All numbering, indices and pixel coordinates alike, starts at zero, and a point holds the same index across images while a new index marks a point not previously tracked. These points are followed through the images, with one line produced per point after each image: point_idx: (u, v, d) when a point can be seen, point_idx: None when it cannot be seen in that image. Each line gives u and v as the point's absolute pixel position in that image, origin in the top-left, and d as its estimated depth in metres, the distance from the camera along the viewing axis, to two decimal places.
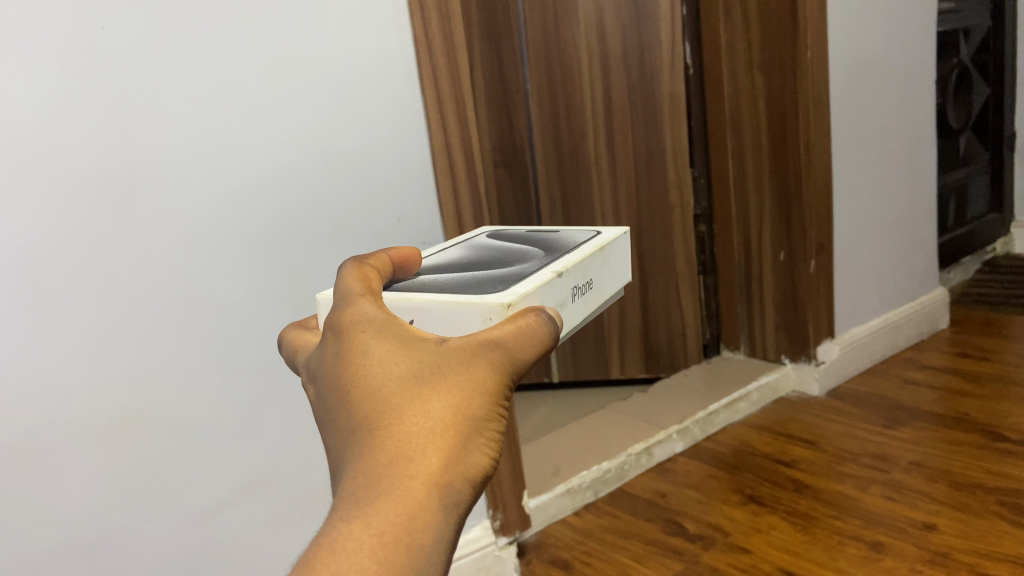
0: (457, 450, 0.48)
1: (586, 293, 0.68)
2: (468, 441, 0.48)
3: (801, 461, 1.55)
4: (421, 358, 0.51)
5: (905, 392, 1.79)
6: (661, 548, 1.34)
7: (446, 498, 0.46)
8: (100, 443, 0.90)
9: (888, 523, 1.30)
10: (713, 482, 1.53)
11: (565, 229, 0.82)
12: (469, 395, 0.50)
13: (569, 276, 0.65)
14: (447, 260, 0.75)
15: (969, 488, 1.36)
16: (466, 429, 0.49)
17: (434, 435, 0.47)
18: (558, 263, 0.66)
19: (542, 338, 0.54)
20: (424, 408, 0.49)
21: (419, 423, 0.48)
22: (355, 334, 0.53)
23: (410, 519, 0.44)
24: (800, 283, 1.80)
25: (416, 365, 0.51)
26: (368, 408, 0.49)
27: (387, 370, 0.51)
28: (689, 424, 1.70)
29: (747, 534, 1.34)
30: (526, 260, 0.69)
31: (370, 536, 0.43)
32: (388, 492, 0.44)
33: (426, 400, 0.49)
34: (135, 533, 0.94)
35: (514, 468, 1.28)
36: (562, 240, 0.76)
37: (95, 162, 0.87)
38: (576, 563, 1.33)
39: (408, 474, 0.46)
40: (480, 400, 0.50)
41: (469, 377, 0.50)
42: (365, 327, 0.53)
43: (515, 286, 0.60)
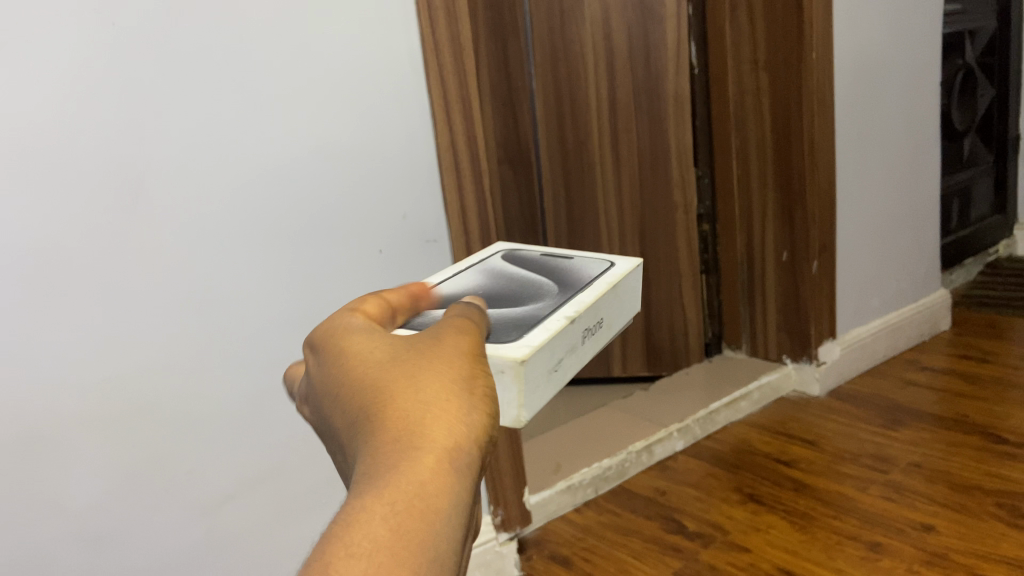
0: (457, 418, 0.48)
1: (595, 332, 0.71)
2: (467, 409, 0.49)
3: (801, 460, 1.56)
4: (405, 352, 0.52)
5: (906, 393, 1.80)
6: (660, 546, 1.35)
7: (453, 463, 0.46)
8: (108, 435, 0.91)
9: (886, 523, 1.30)
10: (713, 480, 1.54)
11: (578, 257, 0.83)
12: (457, 372, 0.51)
13: (581, 320, 0.67)
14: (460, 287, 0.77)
15: (968, 490, 1.37)
16: (458, 398, 0.49)
17: (429, 407, 0.48)
18: (570, 305, 0.68)
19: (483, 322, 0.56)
20: (415, 387, 0.49)
21: (412, 399, 0.48)
22: (345, 349, 0.55)
23: (427, 490, 0.44)
24: (801, 282, 1.81)
25: (403, 356, 0.52)
26: (361, 400, 0.50)
27: (375, 367, 0.52)
28: (690, 422, 1.71)
29: (746, 533, 1.35)
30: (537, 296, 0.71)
31: (384, 501, 0.43)
32: (400, 466, 0.44)
33: (419, 378, 0.50)
34: (139, 526, 0.95)
35: (514, 464, 1.29)
36: (577, 272, 0.77)
37: (105, 157, 0.87)
38: (576, 559, 1.34)
39: (415, 448, 0.46)
40: (471, 374, 0.52)
41: (455, 358, 0.52)
42: (354, 343, 0.55)
43: (529, 334, 0.63)
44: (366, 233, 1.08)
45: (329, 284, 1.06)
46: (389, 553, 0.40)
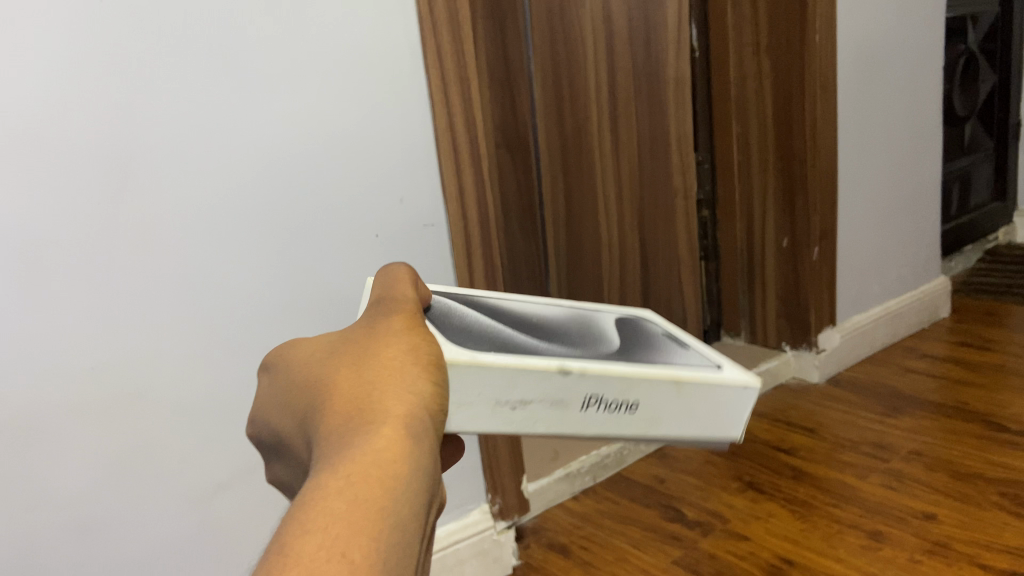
0: (404, 391, 0.42)
1: (614, 414, 0.54)
2: (413, 381, 0.43)
3: (800, 448, 1.55)
4: (348, 331, 0.48)
5: (905, 380, 1.79)
6: (659, 534, 1.34)
7: (404, 419, 0.40)
8: (98, 423, 0.89)
9: (888, 512, 1.30)
10: (711, 468, 1.53)
11: (699, 351, 0.62)
12: (399, 345, 0.45)
13: (581, 380, 0.52)
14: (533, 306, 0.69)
15: (970, 478, 1.36)
16: (403, 359, 0.44)
17: (375, 370, 0.43)
18: (583, 362, 0.53)
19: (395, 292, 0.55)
20: (359, 357, 0.44)
21: (357, 368, 0.43)
22: (288, 349, 0.50)
23: (381, 445, 0.38)
24: (802, 269, 1.80)
25: (339, 352, 0.46)
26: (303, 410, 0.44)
27: (319, 353, 0.47)
28: None
29: (746, 521, 1.34)
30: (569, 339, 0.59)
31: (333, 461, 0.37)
32: (345, 448, 0.37)
33: (359, 361, 0.44)
34: (131, 515, 0.93)
35: (512, 451, 1.28)
36: (659, 353, 0.60)
37: (93, 136, 0.85)
38: (574, 547, 1.33)
39: (362, 420, 0.40)
40: (412, 346, 0.45)
41: (394, 333, 0.46)
42: (297, 342, 0.51)
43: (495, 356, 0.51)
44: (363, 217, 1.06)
45: (325, 269, 1.04)
46: (338, 506, 0.34)
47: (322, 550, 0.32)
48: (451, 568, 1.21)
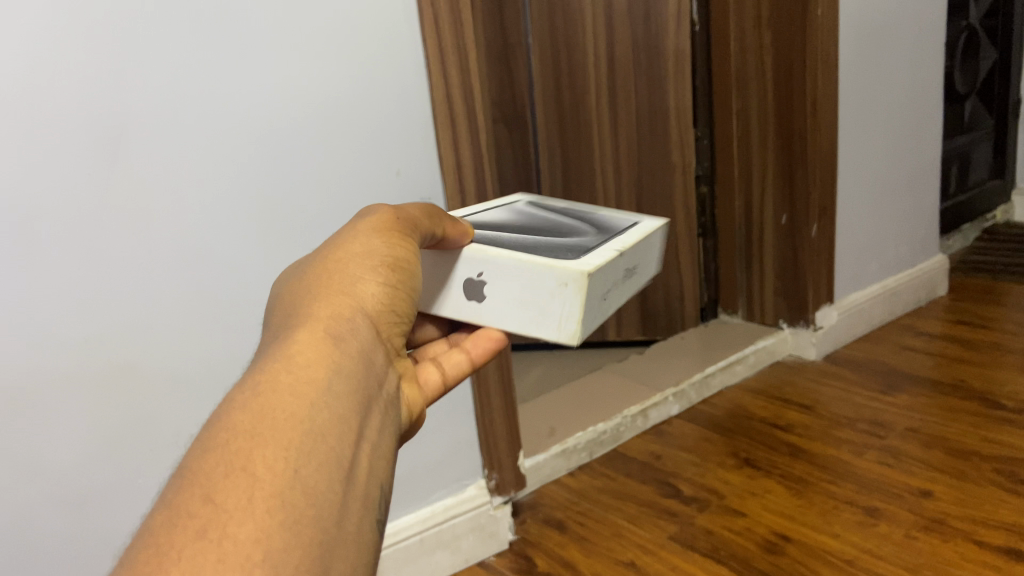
0: (347, 298, 0.61)
1: (629, 276, 0.81)
2: (354, 288, 0.62)
3: (796, 425, 1.55)
4: (321, 277, 0.62)
5: (902, 358, 1.79)
6: (655, 510, 1.34)
7: (332, 369, 0.55)
8: (91, 396, 0.88)
9: (883, 488, 1.30)
10: (708, 445, 1.53)
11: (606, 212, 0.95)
12: (350, 254, 0.63)
13: (625, 258, 0.78)
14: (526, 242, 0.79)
15: (966, 455, 1.36)
16: (346, 318, 0.59)
17: (324, 324, 0.58)
18: (617, 244, 0.79)
19: (383, 222, 0.66)
20: (320, 309, 0.59)
21: (313, 318, 0.58)
22: (284, 286, 0.66)
23: (305, 386, 0.52)
24: (800, 246, 1.79)
25: (311, 260, 0.65)
26: (278, 300, 0.64)
27: (300, 292, 0.62)
28: (686, 386, 1.69)
29: (741, 497, 1.34)
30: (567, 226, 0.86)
31: (268, 391, 0.51)
32: (277, 382, 0.52)
33: (319, 269, 0.63)
34: (125, 491, 0.93)
35: (509, 427, 1.27)
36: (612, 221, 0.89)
37: (83, 104, 0.83)
38: (571, 523, 1.33)
39: (301, 358, 0.54)
40: (361, 252, 0.63)
41: (344, 274, 0.62)
42: (290, 279, 0.66)
43: (588, 257, 0.74)
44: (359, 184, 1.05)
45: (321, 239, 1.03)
46: (256, 428, 0.48)
47: (233, 458, 0.46)
48: (448, 543, 1.21)
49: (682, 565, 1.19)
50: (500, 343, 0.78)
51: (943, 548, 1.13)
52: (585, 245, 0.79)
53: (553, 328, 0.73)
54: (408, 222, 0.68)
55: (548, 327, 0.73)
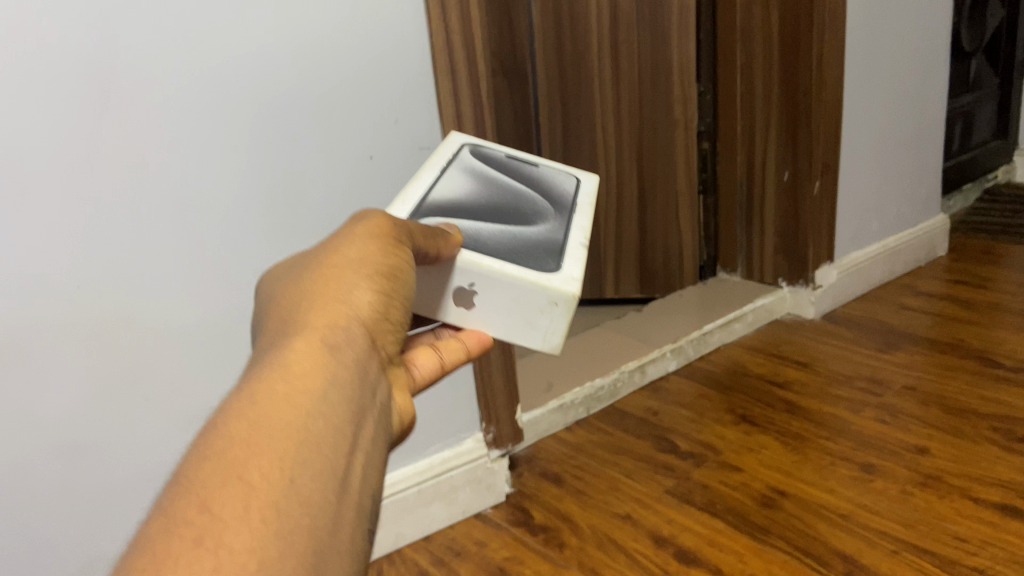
0: (342, 305, 0.55)
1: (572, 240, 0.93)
2: (351, 293, 0.56)
3: (794, 382, 1.55)
4: (308, 284, 0.57)
5: (901, 317, 1.78)
6: (651, 464, 1.34)
7: (324, 378, 0.49)
8: (85, 344, 0.87)
9: (880, 445, 1.30)
10: (705, 401, 1.53)
11: (542, 166, 0.95)
12: (346, 259, 0.57)
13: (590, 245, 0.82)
14: (496, 236, 0.77)
15: (963, 413, 1.36)
16: (339, 328, 0.53)
17: (315, 331, 0.52)
18: (582, 231, 0.82)
19: (376, 227, 0.61)
20: (308, 315, 0.53)
21: (303, 325, 0.52)
22: (265, 295, 0.60)
23: (296, 399, 0.46)
24: (802, 203, 1.77)
25: (304, 265, 0.59)
26: (268, 307, 0.57)
27: (285, 301, 0.56)
28: (683, 343, 1.68)
29: (738, 453, 1.34)
30: (530, 207, 0.84)
31: (255, 401, 0.45)
32: (263, 394, 0.46)
33: (313, 275, 0.57)
34: (118, 441, 0.92)
35: (506, 381, 1.27)
36: (561, 191, 0.91)
37: (69, 44, 0.80)
38: (568, 477, 1.33)
39: (290, 368, 0.48)
40: (358, 256, 0.58)
41: (334, 274, 0.57)
42: (271, 288, 0.60)
43: (567, 267, 0.75)
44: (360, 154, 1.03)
45: (318, 217, 1.02)
46: (242, 443, 0.42)
47: (214, 476, 0.40)
48: (445, 496, 1.21)
49: (678, 518, 1.19)
50: (480, 347, 0.75)
51: (940, 504, 1.14)
52: (556, 244, 0.78)
53: (528, 335, 0.75)
54: (403, 229, 0.62)
55: (522, 334, 0.75)
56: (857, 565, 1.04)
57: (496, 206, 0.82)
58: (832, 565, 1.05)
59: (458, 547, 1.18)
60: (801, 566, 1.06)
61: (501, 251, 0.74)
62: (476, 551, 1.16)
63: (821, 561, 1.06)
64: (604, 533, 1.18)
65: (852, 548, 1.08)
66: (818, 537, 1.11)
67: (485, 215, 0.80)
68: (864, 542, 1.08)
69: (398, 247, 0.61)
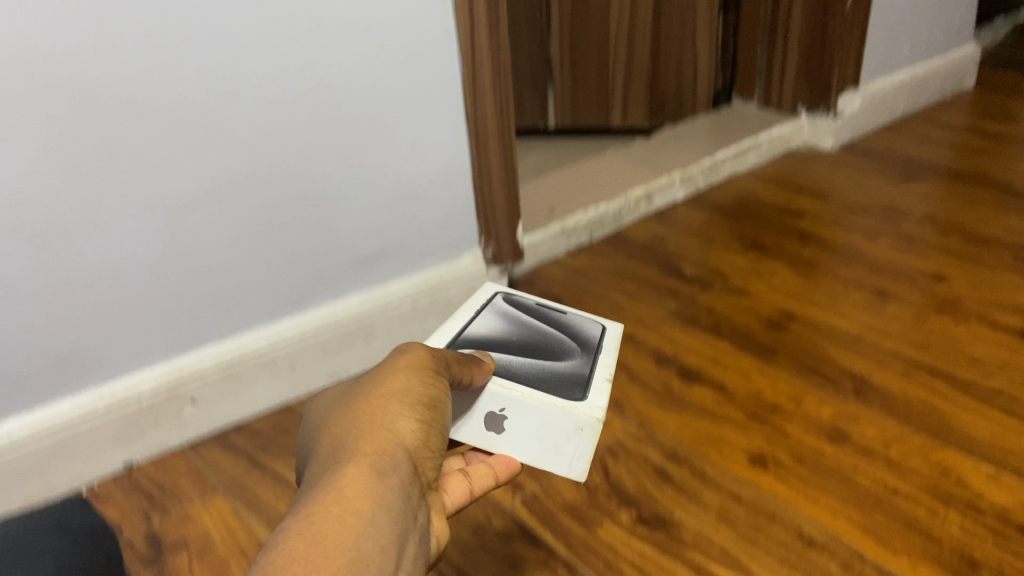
0: (387, 435, 0.51)
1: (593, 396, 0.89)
2: (397, 423, 0.52)
3: (807, 211, 1.48)
4: (351, 409, 0.54)
5: (921, 149, 1.69)
6: (656, 288, 1.29)
7: (376, 505, 0.46)
8: (32, 115, 0.75)
9: (895, 272, 1.26)
10: (714, 229, 1.46)
11: (572, 311, 0.91)
12: (390, 392, 0.54)
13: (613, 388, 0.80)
14: (527, 371, 0.76)
15: (985, 244, 1.31)
16: (389, 454, 0.50)
17: (365, 457, 0.49)
18: (606, 365, 0.80)
19: (417, 361, 0.58)
20: (358, 442, 0.50)
21: (349, 454, 0.49)
22: (307, 434, 0.57)
23: (350, 529, 0.43)
24: (832, 20, 1.64)
25: (347, 395, 0.56)
26: (310, 450, 0.54)
27: (332, 425, 0.53)
28: (694, 171, 1.60)
29: (747, 278, 1.29)
30: (555, 338, 0.85)
31: (309, 528, 0.42)
32: (314, 525, 0.42)
33: (357, 405, 0.53)
34: (85, 222, 0.81)
35: (508, 196, 1.15)
36: (582, 329, 0.88)
37: None
38: (569, 299, 1.27)
39: (341, 497, 0.45)
40: (403, 389, 0.55)
41: (378, 399, 0.54)
42: (311, 431, 0.57)
43: (591, 395, 0.75)
44: (373, 35, 0.92)
45: None
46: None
47: None
48: (442, 311, 1.13)
49: (683, 340, 1.15)
50: (509, 474, 0.67)
51: (955, 328, 1.11)
52: (582, 376, 0.78)
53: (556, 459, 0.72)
54: (439, 363, 0.60)
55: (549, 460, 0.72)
56: (867, 385, 1.02)
57: (529, 342, 0.82)
58: (841, 384, 1.03)
59: None
60: (809, 385, 1.03)
61: (531, 379, 0.75)
62: None
63: (828, 380, 1.04)
64: None
65: (861, 368, 1.05)
66: (827, 358, 1.08)
67: (517, 351, 0.80)
68: (874, 362, 1.06)
69: (438, 384, 0.58)
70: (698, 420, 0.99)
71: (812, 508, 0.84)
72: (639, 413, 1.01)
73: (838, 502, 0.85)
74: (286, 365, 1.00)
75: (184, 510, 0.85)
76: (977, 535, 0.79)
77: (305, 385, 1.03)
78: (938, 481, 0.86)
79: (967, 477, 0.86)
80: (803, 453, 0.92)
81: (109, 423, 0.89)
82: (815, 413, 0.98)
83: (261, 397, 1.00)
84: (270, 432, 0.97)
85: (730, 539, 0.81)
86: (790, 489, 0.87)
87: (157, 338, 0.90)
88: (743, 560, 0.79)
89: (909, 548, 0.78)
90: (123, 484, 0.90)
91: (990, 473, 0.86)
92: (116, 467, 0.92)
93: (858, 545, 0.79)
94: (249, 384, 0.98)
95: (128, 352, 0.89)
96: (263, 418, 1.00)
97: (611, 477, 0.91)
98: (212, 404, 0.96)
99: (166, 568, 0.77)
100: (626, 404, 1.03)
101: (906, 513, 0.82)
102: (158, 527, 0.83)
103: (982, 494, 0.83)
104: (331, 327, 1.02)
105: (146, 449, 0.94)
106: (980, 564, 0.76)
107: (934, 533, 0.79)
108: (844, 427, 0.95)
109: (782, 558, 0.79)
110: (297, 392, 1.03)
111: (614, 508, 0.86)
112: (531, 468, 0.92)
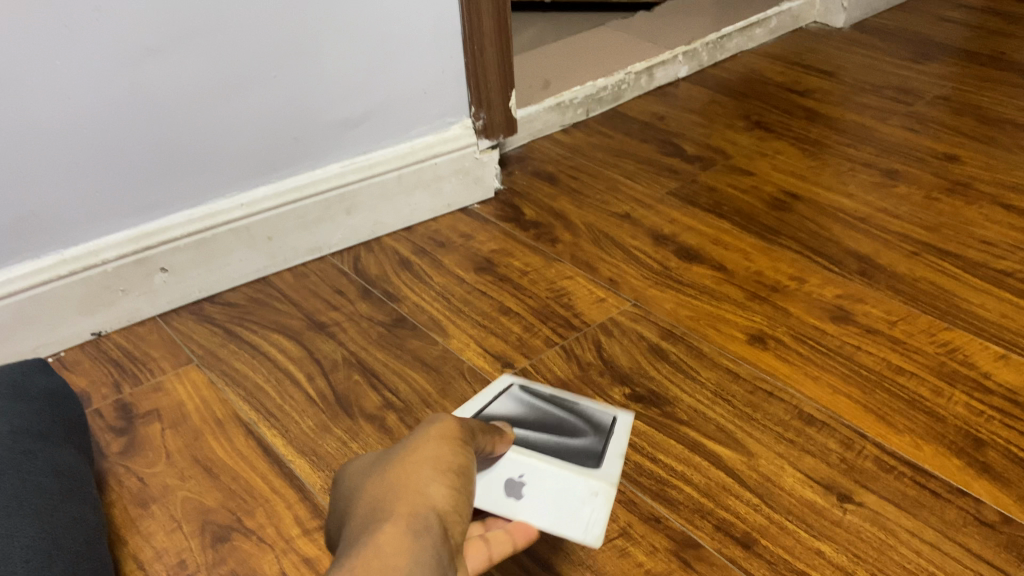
0: (419, 507, 0.46)
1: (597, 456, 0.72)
2: (428, 491, 0.47)
3: (815, 91, 1.40)
4: (383, 485, 0.48)
5: (938, 28, 1.60)
6: (655, 167, 1.22)
7: None
8: None
9: (904, 153, 1.20)
10: (717, 108, 1.38)
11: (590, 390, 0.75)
12: (420, 459, 0.49)
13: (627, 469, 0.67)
14: (543, 440, 0.67)
15: (998, 125, 1.25)
16: (420, 527, 0.45)
17: (397, 538, 0.44)
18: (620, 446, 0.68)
19: (450, 428, 0.52)
20: (387, 523, 0.45)
21: (377, 536, 0.44)
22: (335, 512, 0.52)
23: None
24: None
25: (376, 468, 0.51)
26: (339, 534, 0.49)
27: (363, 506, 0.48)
28: (699, 46, 1.50)
29: (750, 159, 1.23)
30: (571, 429, 0.69)
31: None
32: None
33: (388, 480, 0.48)
34: (37, 66, 0.74)
35: (503, 60, 1.05)
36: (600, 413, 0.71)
37: None
38: (563, 177, 1.21)
39: None
40: (434, 456, 0.49)
41: (412, 471, 0.48)
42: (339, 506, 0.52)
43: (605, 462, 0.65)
44: None
45: None
46: None
47: None
48: (428, 185, 1.06)
49: (680, 219, 1.10)
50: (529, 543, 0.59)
51: (967, 211, 1.07)
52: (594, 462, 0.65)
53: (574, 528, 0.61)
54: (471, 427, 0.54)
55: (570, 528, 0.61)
56: (872, 266, 0.98)
57: (537, 390, 0.73)
58: (845, 265, 0.99)
59: (442, 238, 1.06)
60: (811, 265, 0.99)
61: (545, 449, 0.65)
62: (461, 243, 1.05)
63: (832, 260, 1.00)
64: (601, 230, 1.08)
65: (866, 249, 1.01)
66: (831, 239, 1.04)
67: (527, 407, 0.71)
68: (881, 244, 1.02)
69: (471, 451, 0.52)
70: (695, 299, 0.95)
71: (812, 386, 0.81)
72: (633, 291, 0.97)
73: (840, 380, 0.82)
74: (263, 234, 0.94)
75: (156, 380, 0.81)
76: (983, 413, 0.77)
77: (283, 257, 0.98)
78: (944, 360, 0.83)
79: (974, 357, 0.83)
80: (804, 332, 0.89)
81: (73, 289, 0.84)
82: (817, 292, 0.95)
83: (238, 269, 0.94)
84: (246, 305, 0.92)
85: (727, 416, 0.78)
86: (789, 367, 0.84)
87: (122, 200, 0.84)
88: (739, 436, 0.76)
89: (913, 426, 0.76)
90: (91, 354, 0.86)
91: (997, 353, 0.84)
92: (84, 337, 0.87)
93: (860, 423, 0.76)
94: (223, 254, 0.92)
95: (91, 214, 0.83)
96: (238, 290, 0.95)
97: (604, 354, 0.87)
98: (185, 274, 0.91)
99: (137, 438, 0.74)
100: (620, 282, 0.98)
101: (910, 391, 0.79)
102: (128, 397, 0.79)
103: (988, 374, 0.81)
104: (312, 197, 0.96)
105: (115, 319, 0.89)
106: (986, 441, 0.73)
107: (939, 411, 0.77)
108: (847, 307, 0.92)
109: (780, 435, 0.76)
110: (276, 265, 0.98)
111: (607, 385, 0.83)
112: (520, 345, 0.88)
